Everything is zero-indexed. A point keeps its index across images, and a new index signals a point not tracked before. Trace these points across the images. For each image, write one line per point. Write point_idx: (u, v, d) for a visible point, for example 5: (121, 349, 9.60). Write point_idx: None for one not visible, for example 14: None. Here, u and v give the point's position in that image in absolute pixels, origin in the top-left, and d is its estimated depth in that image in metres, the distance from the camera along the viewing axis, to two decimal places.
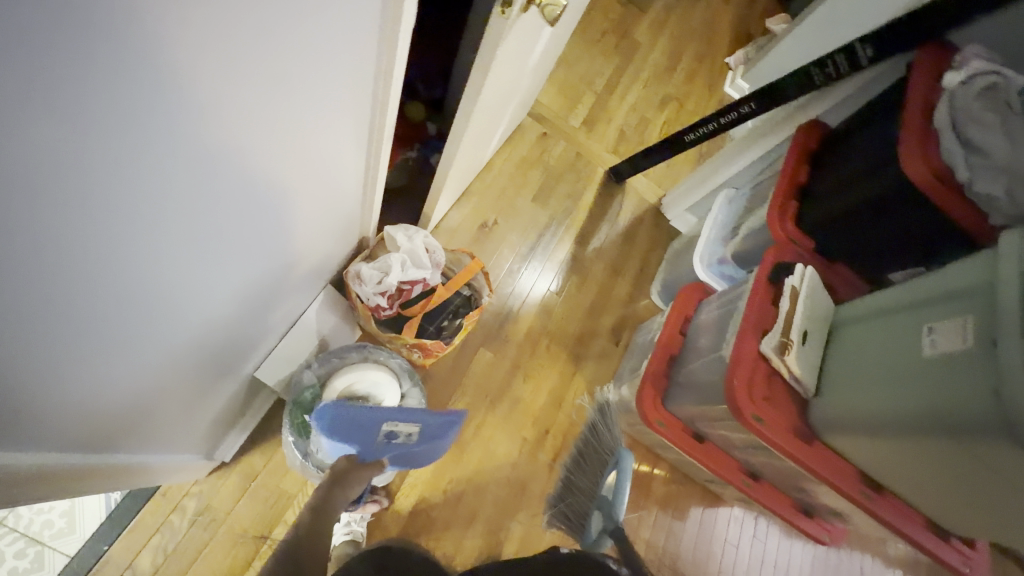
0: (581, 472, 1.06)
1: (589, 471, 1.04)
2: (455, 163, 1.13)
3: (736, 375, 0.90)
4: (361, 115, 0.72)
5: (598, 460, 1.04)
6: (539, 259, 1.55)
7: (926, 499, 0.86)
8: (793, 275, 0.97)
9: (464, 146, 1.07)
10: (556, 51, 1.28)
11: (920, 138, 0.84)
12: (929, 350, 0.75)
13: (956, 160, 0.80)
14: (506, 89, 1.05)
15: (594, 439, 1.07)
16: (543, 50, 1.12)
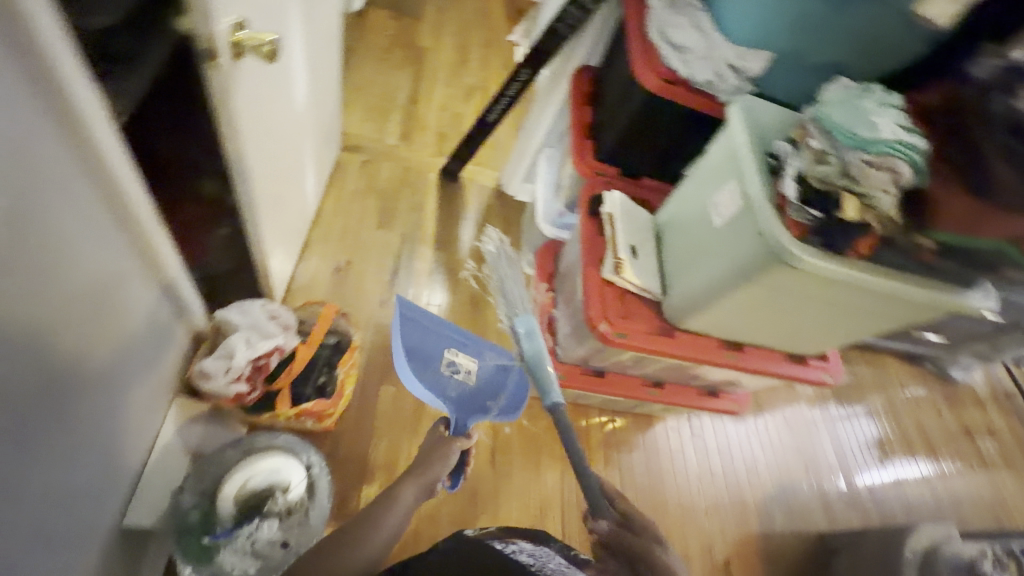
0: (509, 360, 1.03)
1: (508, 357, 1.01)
2: (270, 217, 1.10)
3: (591, 306, 0.98)
4: (74, 199, 0.64)
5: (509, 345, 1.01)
6: (407, 278, 1.55)
7: (772, 339, 1.00)
8: (606, 202, 1.07)
9: (267, 199, 1.05)
10: (329, 77, 1.29)
11: (643, 52, 0.98)
12: (718, 220, 0.88)
13: (671, 59, 0.95)
14: (285, 131, 1.04)
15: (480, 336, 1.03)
16: (309, 83, 1.12)
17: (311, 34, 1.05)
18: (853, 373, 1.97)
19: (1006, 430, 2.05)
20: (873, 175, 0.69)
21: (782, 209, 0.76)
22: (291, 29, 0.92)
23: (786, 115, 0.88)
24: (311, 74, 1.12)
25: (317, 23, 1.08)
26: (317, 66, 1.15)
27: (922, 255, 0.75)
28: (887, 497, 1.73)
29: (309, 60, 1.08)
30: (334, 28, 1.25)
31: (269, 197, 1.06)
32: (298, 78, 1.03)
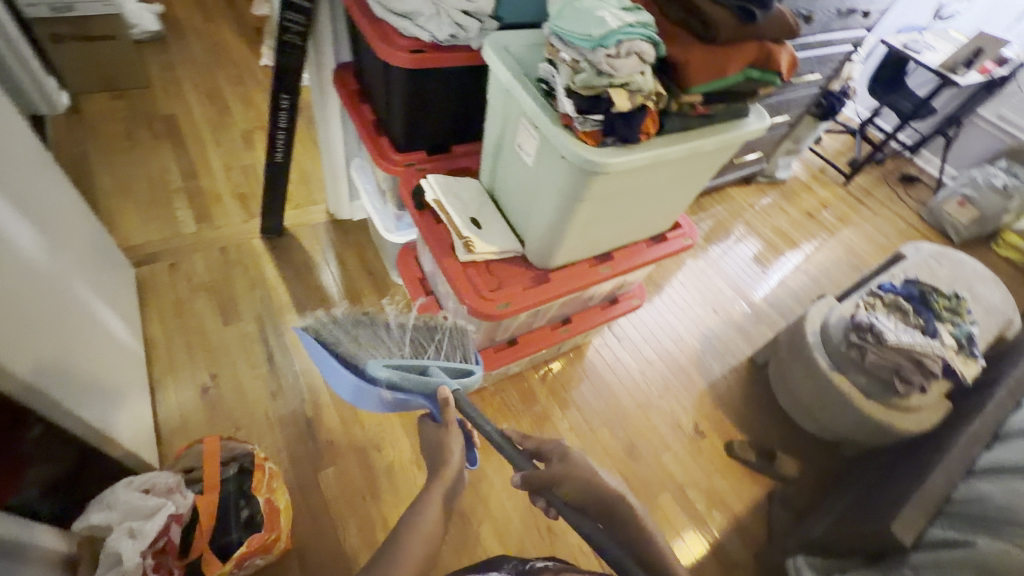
0: (422, 339, 0.90)
1: (410, 352, 0.87)
2: (85, 386, 0.92)
3: (464, 293, 0.95)
4: None
5: (402, 343, 0.87)
6: (285, 356, 1.40)
7: (629, 235, 1.06)
8: (427, 190, 1.03)
9: (66, 371, 0.88)
10: (63, 202, 1.08)
11: (377, 34, 0.94)
12: (530, 158, 0.89)
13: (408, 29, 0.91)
14: (35, 292, 0.85)
15: (373, 341, 0.85)
16: (34, 223, 0.92)
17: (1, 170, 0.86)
18: (711, 217, 2.21)
19: (831, 199, 2.46)
20: (620, 64, 0.70)
21: (570, 126, 0.78)
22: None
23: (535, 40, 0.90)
24: (32, 212, 0.92)
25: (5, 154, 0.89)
26: (38, 199, 0.95)
27: (694, 109, 0.81)
28: (780, 298, 2.00)
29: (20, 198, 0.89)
30: (36, 146, 1.03)
31: (66, 367, 0.88)
32: (14, 227, 0.84)
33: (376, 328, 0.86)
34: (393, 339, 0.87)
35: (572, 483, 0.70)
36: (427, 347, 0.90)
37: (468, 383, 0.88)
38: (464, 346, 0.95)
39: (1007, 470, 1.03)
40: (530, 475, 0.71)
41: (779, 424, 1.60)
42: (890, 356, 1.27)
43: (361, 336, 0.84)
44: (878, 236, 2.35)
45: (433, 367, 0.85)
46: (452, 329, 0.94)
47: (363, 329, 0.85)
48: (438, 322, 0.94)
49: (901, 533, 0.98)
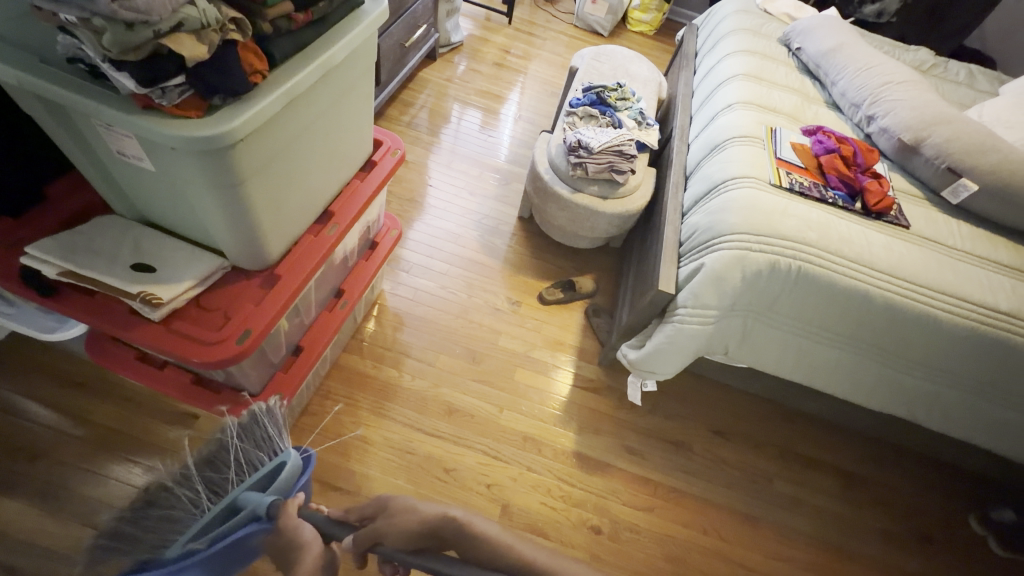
0: (214, 474, 0.82)
1: (208, 499, 0.78)
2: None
3: (185, 353, 0.74)
4: None
5: (195, 498, 0.78)
6: (34, 548, 1.02)
7: (333, 180, 0.94)
8: (39, 265, 0.71)
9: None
10: None
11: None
12: (145, 163, 0.68)
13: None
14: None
15: (165, 524, 0.76)
16: None
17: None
18: (423, 108, 2.15)
19: (508, 42, 2.58)
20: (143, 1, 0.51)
21: (153, 106, 0.59)
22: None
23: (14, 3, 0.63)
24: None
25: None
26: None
27: (294, 19, 0.68)
28: (516, 152, 2.13)
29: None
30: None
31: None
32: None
33: (160, 509, 0.78)
34: (182, 504, 0.78)
35: (396, 529, 0.64)
36: (225, 477, 0.81)
37: (290, 476, 0.74)
38: (270, 441, 0.85)
39: (699, 199, 1.34)
40: (357, 539, 0.66)
41: (565, 256, 1.81)
42: (602, 159, 1.47)
43: (147, 533, 0.75)
44: (557, 58, 2.59)
45: (240, 497, 0.72)
46: (238, 426, 0.84)
47: (144, 518, 0.77)
48: (220, 441, 0.84)
49: (664, 286, 1.22)
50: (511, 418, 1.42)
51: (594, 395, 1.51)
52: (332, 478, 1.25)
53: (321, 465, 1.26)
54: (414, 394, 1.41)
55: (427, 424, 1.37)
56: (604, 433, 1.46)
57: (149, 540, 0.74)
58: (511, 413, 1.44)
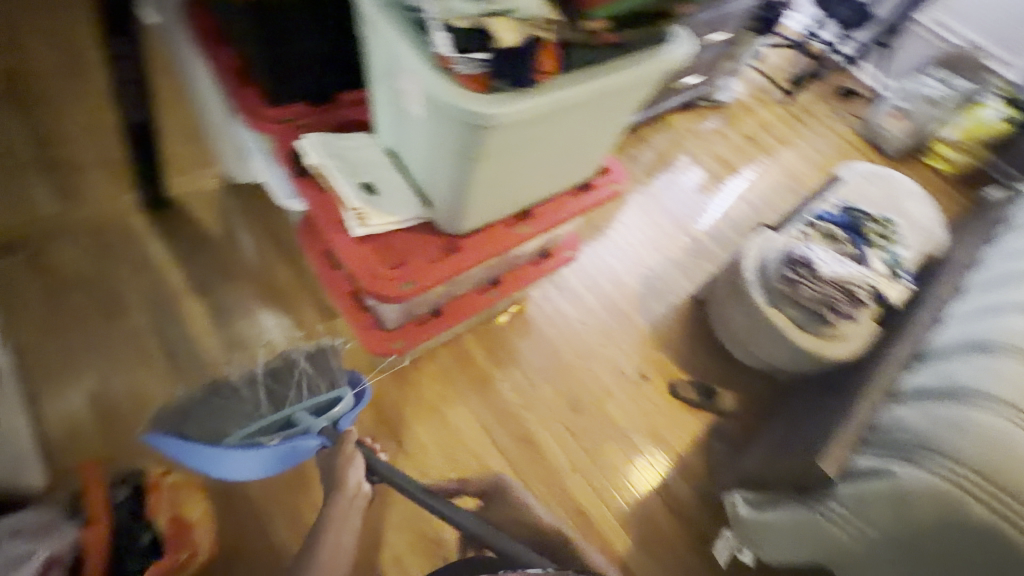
0: (277, 388, 0.93)
1: (269, 408, 0.90)
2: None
3: (359, 273, 0.82)
4: None
5: (259, 400, 0.91)
6: (189, 348, 1.27)
7: (548, 185, 0.93)
8: (307, 153, 0.85)
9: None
10: None
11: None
12: (416, 111, 0.75)
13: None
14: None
15: (229, 417, 0.89)
16: None
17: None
18: (651, 148, 2.10)
19: (771, 120, 2.38)
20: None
21: (449, 69, 0.63)
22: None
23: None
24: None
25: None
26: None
27: (601, 37, 0.68)
28: (721, 231, 1.96)
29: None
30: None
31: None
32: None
33: (226, 403, 0.91)
34: (247, 405, 0.90)
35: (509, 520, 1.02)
36: (286, 394, 0.93)
37: (343, 409, 0.91)
38: (330, 372, 0.96)
39: (926, 393, 1.06)
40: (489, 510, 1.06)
41: (717, 359, 1.62)
42: (822, 289, 1.28)
43: (215, 420, 0.88)
44: (816, 156, 2.32)
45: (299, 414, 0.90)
46: (309, 356, 0.97)
47: (211, 406, 0.90)
48: (290, 363, 0.97)
49: (826, 467, 1.00)
50: (577, 484, 1.33)
51: (670, 517, 1.34)
52: (401, 432, 1.31)
53: (397, 415, 1.33)
54: (504, 403, 1.40)
55: (500, 439, 1.35)
56: (660, 562, 1.28)
57: (216, 427, 0.87)
58: (580, 479, 1.34)
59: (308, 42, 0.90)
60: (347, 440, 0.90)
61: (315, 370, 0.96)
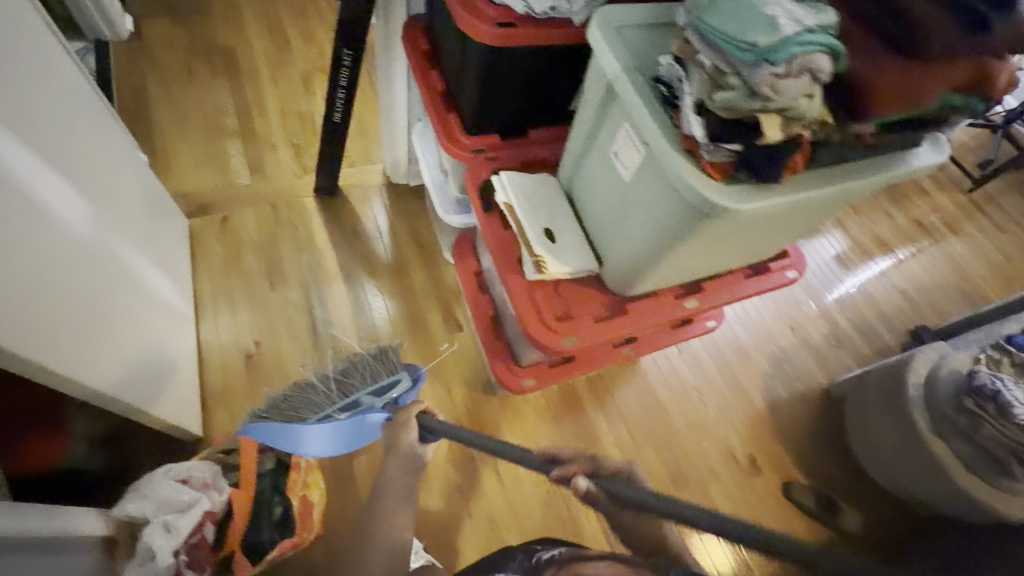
0: (344, 378, 1.04)
1: (338, 396, 1.00)
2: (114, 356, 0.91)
3: (526, 320, 0.82)
4: None
5: (328, 389, 1.02)
6: (329, 329, 1.37)
7: (727, 265, 0.88)
8: (499, 190, 0.87)
9: (84, 342, 0.85)
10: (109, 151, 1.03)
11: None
12: (627, 174, 0.74)
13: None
14: (67, 260, 0.86)
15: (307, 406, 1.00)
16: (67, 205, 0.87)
17: (50, 140, 0.86)
18: None
19: (948, 206, 2.10)
20: (785, 88, 0.50)
21: (693, 152, 0.60)
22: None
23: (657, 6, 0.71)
24: (84, 166, 0.94)
25: (56, 113, 0.89)
26: (89, 152, 0.97)
27: (861, 138, 0.62)
28: (867, 321, 1.76)
29: (70, 156, 0.90)
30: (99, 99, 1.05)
31: (81, 344, 0.83)
32: (61, 201, 0.86)
33: (304, 395, 1.02)
34: (321, 395, 1.01)
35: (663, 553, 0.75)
36: (351, 382, 1.03)
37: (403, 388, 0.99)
38: (390, 362, 1.05)
39: None
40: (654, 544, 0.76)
41: (841, 467, 1.46)
42: (1010, 431, 1.08)
43: (296, 407, 0.99)
44: (998, 257, 2.01)
45: (363, 397, 0.99)
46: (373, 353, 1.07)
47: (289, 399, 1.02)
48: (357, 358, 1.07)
49: None
50: None
51: None
52: (499, 458, 1.32)
53: (498, 438, 1.34)
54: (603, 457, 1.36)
55: None
56: None
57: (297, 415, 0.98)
58: None
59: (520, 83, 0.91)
60: (410, 409, 0.97)
61: (376, 360, 1.05)
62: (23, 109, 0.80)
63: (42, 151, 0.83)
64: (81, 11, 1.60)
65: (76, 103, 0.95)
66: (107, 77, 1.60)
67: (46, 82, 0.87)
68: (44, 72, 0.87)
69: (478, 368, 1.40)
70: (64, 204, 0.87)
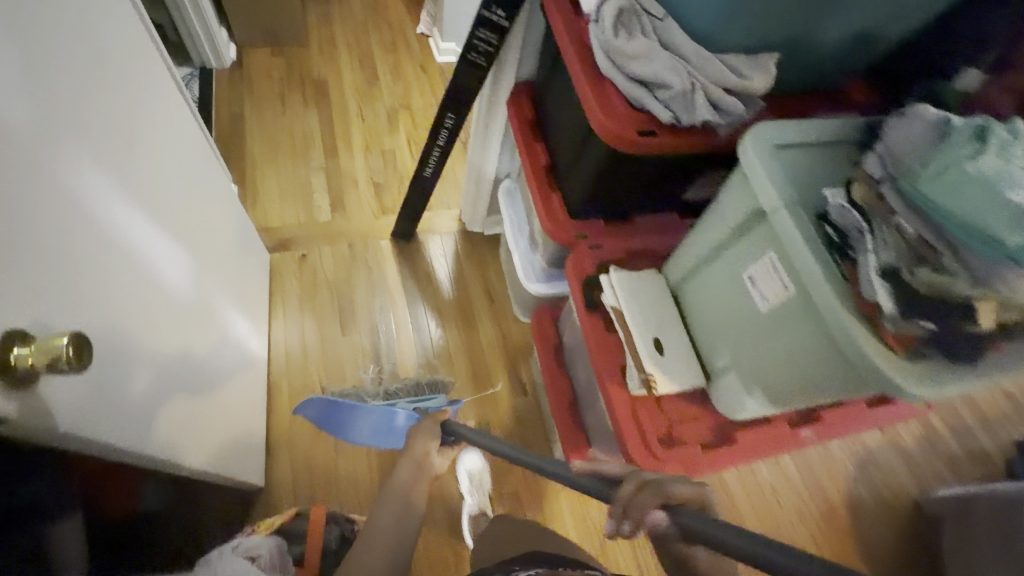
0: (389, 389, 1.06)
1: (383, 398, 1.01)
2: (203, 410, 0.91)
3: (628, 441, 0.76)
4: None
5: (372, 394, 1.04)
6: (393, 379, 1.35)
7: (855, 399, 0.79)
8: (607, 292, 0.84)
9: (165, 402, 0.79)
10: (216, 197, 1.04)
11: (590, 76, 0.70)
12: (763, 304, 0.67)
13: (629, 66, 0.65)
14: (163, 315, 0.79)
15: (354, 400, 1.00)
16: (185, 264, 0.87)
17: (156, 182, 0.78)
18: None
19: None
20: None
21: (871, 317, 0.52)
22: (94, 199, 0.63)
23: (817, 128, 0.64)
24: (182, 202, 0.86)
25: (158, 147, 0.80)
26: (184, 184, 0.88)
27: None
28: (969, 426, 1.58)
29: (169, 195, 0.82)
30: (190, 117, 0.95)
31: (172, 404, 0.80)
32: (160, 251, 0.78)
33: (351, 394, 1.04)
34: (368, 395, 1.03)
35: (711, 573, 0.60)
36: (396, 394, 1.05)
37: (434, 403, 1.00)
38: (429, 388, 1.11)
39: None
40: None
41: None
42: None
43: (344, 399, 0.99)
44: None
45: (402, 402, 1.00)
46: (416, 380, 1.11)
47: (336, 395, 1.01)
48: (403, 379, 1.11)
49: None
50: None
51: None
52: None
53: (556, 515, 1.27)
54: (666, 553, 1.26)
55: None
56: None
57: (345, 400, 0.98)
58: None
59: (639, 174, 0.84)
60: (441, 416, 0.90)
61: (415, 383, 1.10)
62: (136, 152, 0.72)
63: (145, 195, 0.75)
64: (193, 40, 1.68)
65: (173, 129, 0.86)
66: (209, 104, 1.66)
67: (150, 112, 0.78)
68: (153, 106, 0.80)
69: (540, 436, 1.33)
70: (162, 252, 0.79)
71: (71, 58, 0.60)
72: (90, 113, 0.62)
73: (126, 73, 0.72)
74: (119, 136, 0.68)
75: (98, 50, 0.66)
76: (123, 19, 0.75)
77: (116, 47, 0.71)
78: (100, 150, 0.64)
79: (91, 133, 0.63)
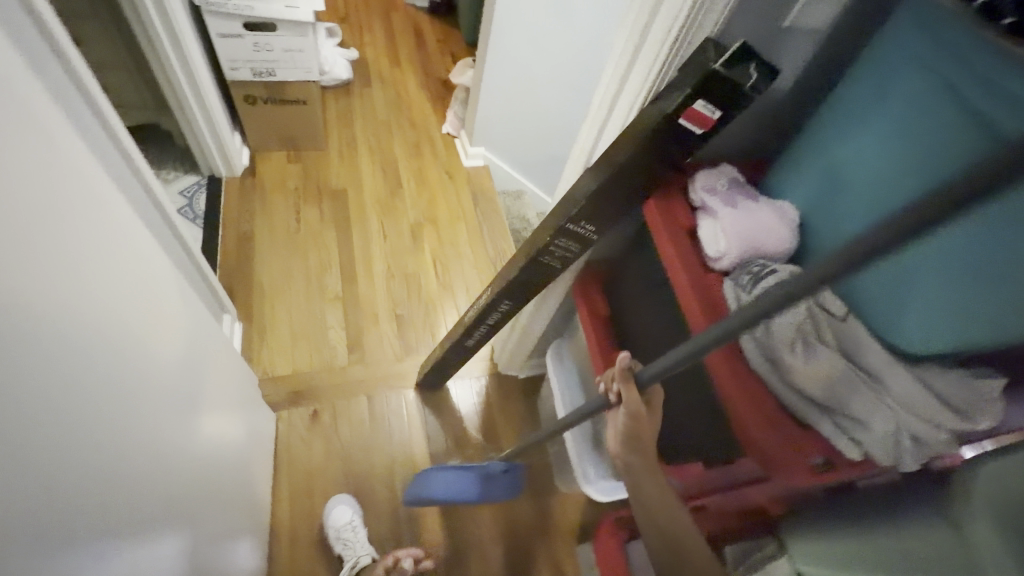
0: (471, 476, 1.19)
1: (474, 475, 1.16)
2: None
3: None
4: None
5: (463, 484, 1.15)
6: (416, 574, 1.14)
7: None
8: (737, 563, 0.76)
9: None
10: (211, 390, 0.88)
11: (734, 370, 0.53)
12: None
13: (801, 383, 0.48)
14: None
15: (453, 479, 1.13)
16: (170, 531, 0.69)
17: (134, 445, 0.61)
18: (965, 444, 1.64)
19: None
20: None
21: None
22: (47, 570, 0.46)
23: None
24: (167, 393, 0.70)
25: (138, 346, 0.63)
26: (170, 363, 0.71)
27: None
28: None
29: (150, 400, 0.65)
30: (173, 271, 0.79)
31: None
32: (141, 539, 0.62)
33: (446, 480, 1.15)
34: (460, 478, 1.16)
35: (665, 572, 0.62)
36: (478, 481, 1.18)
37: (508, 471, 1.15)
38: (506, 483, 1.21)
39: None
40: None
41: None
42: None
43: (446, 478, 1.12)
44: None
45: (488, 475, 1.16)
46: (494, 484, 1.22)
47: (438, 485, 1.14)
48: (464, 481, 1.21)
49: None
50: None
51: None
52: None
53: None
54: None
55: None
56: None
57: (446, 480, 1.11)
58: None
59: None
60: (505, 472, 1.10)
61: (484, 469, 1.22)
62: (109, 429, 0.56)
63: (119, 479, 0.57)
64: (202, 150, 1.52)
65: (159, 304, 0.70)
66: (215, 222, 1.50)
67: (128, 305, 0.62)
68: (141, 339, 0.64)
69: None
70: (140, 523, 0.61)
71: (15, 317, 0.43)
72: (36, 384, 0.46)
73: (98, 289, 0.56)
74: (76, 376, 0.51)
75: (60, 271, 0.50)
76: (96, 204, 0.58)
77: (87, 248, 0.55)
78: (47, 414, 0.47)
79: (39, 397, 0.46)
